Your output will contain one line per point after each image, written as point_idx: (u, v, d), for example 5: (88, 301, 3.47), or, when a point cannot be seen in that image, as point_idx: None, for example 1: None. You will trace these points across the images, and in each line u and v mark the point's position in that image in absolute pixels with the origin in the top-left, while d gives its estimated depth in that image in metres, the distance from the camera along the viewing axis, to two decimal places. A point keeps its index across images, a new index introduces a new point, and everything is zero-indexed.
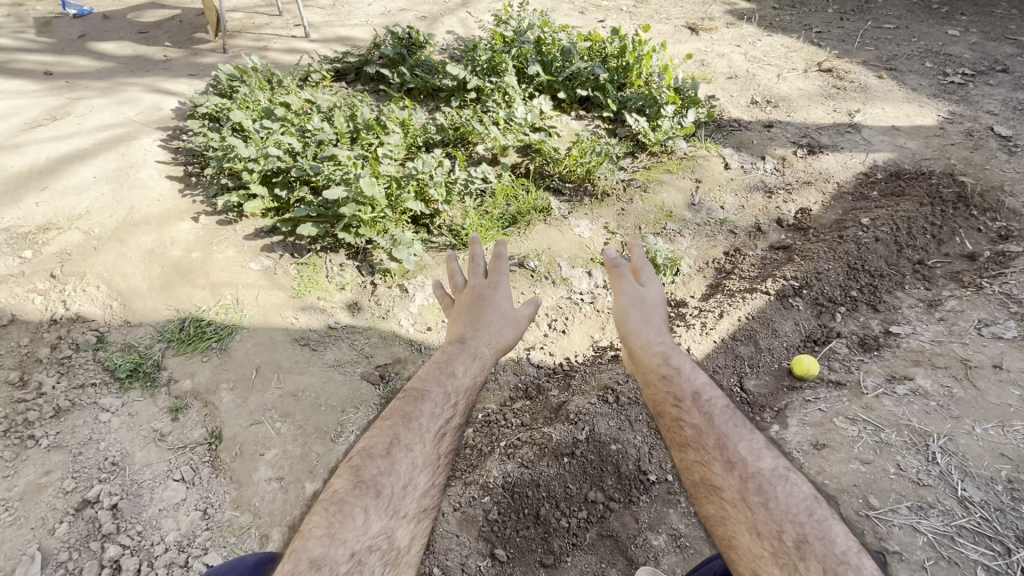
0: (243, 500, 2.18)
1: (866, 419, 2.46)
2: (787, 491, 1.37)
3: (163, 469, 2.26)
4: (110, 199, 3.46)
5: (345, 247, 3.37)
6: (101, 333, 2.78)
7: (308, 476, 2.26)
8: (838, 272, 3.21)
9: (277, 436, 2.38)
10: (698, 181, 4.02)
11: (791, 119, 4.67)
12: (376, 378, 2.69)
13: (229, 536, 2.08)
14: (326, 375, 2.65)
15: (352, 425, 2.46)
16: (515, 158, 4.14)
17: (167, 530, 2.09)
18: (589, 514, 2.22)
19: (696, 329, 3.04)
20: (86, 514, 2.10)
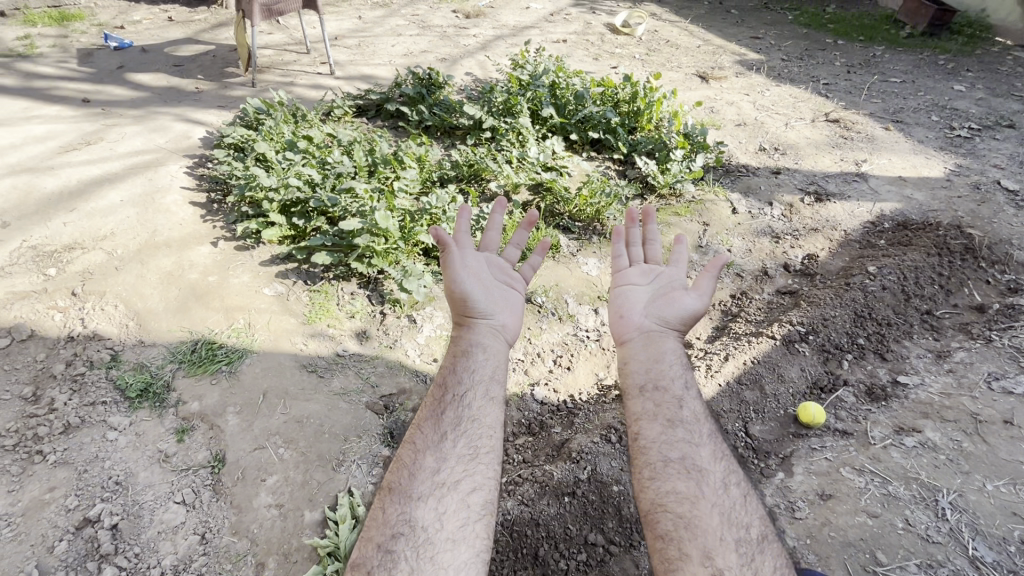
0: (241, 526, 2.15)
1: (873, 471, 2.42)
2: (743, 503, 1.63)
3: (165, 490, 2.26)
4: (135, 221, 3.60)
5: (357, 276, 3.45)
6: (115, 351, 2.85)
7: (307, 504, 2.23)
8: (846, 319, 3.21)
9: (279, 461, 2.37)
10: (705, 225, 4.10)
11: (798, 166, 4.77)
12: (380, 408, 2.70)
13: (225, 563, 2.05)
14: (331, 402, 2.67)
15: (354, 454, 2.45)
16: (526, 195, 4.23)
17: (164, 554, 2.07)
18: (589, 557, 2.18)
19: (700, 371, 3.00)
20: (86, 533, 2.11)
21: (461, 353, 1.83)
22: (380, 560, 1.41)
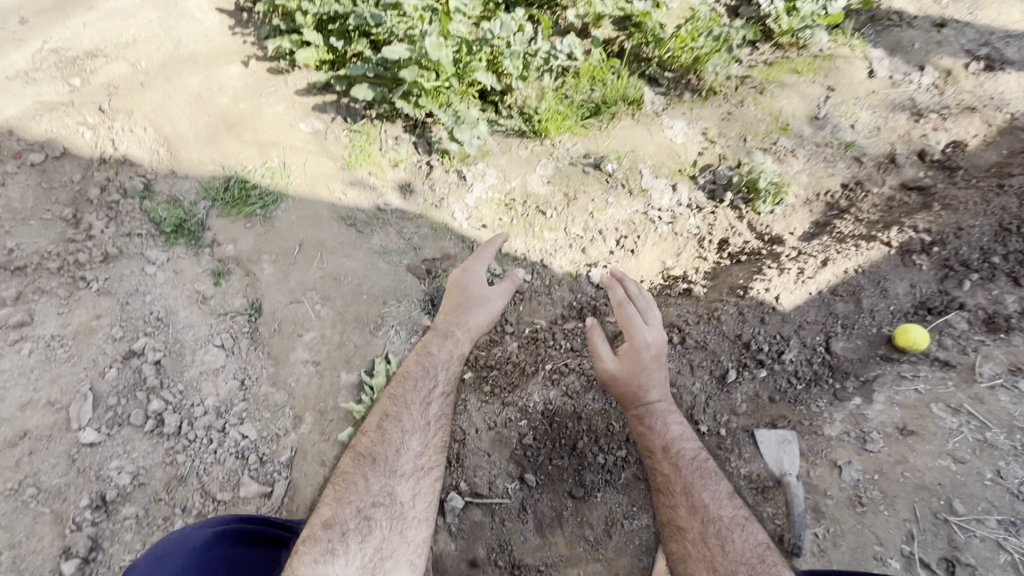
0: (279, 377, 2.12)
1: (971, 412, 2.06)
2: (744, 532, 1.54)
3: (206, 333, 2.23)
4: (157, 26, 3.09)
5: (403, 117, 2.96)
6: (148, 180, 2.64)
7: (344, 365, 2.16)
8: (984, 232, 2.43)
9: (316, 318, 2.26)
10: (831, 88, 3.25)
11: (979, 11, 3.53)
12: (421, 273, 2.48)
13: (263, 411, 2.06)
14: (370, 261, 2.46)
15: (392, 319, 2.31)
16: (610, 31, 3.45)
17: (207, 394, 2.09)
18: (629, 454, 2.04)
19: (790, 275, 2.48)
20: (133, 364, 2.14)
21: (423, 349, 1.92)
22: (355, 522, 1.44)
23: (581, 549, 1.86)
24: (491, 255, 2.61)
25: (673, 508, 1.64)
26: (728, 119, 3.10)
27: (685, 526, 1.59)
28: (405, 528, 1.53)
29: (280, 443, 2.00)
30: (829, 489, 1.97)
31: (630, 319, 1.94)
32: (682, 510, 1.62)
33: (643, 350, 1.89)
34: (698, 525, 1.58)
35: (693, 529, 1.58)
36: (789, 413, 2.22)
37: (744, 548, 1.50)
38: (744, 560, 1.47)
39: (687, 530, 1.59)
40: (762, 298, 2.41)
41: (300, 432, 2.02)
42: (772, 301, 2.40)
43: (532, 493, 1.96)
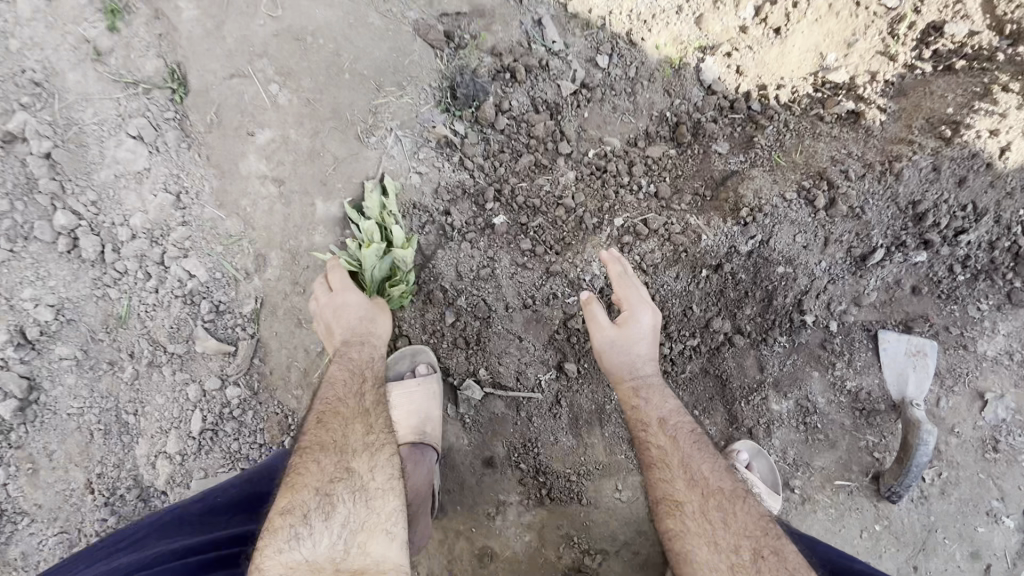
0: (227, 198, 1.48)
1: None
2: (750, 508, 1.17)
3: (112, 113, 1.45)
4: None
5: None
6: None
7: (319, 189, 1.48)
8: None
9: (273, 108, 1.47)
10: None
11: None
12: (438, 41, 1.54)
13: (214, 244, 1.48)
14: (353, 9, 1.48)
15: (389, 119, 1.51)
16: None
17: (132, 211, 1.46)
18: (700, 343, 1.58)
19: None
20: (17, 153, 1.39)
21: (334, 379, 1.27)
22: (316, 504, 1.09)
23: (623, 459, 1.48)
24: (549, 15, 1.59)
25: (665, 478, 1.22)
26: None
27: (681, 502, 1.19)
28: (373, 498, 1.14)
29: (239, 290, 1.49)
30: (958, 426, 1.51)
31: (625, 286, 1.33)
32: (675, 480, 1.21)
33: (640, 333, 1.30)
34: (696, 500, 1.19)
35: (693, 506, 1.18)
36: (934, 315, 1.59)
37: (746, 520, 1.15)
38: (748, 531, 1.14)
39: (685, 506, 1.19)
40: (978, 148, 1.41)
41: (265, 278, 1.50)
42: (992, 156, 1.41)
43: (571, 388, 1.49)
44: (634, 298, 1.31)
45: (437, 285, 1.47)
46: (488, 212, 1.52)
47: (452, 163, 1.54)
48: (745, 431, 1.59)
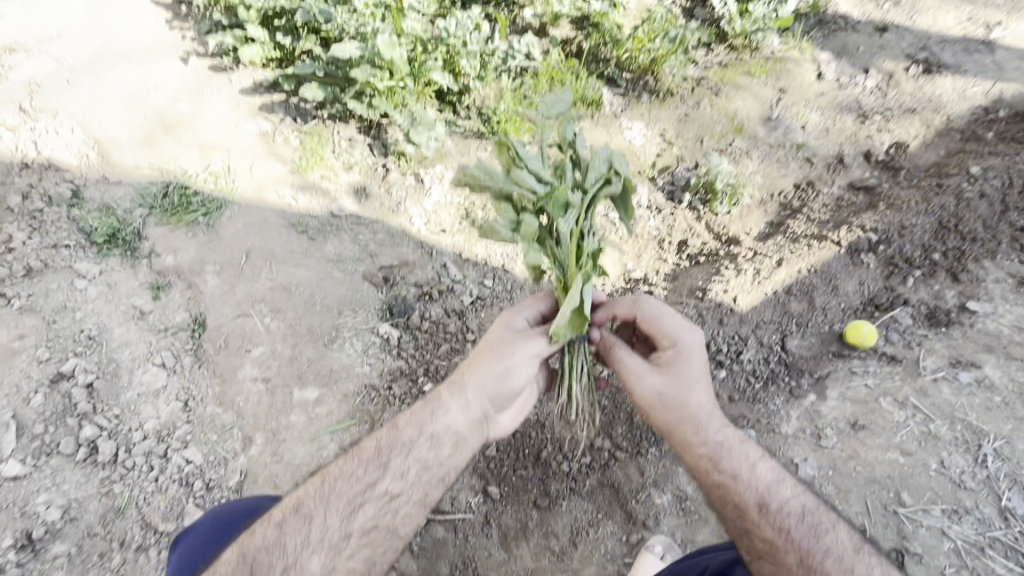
0: (226, 398, 2.02)
1: (916, 406, 2.18)
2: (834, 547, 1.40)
3: (143, 351, 2.08)
4: (87, 21, 2.93)
5: (355, 119, 2.89)
6: (76, 187, 2.45)
7: (297, 382, 2.07)
8: (926, 229, 2.66)
9: (266, 333, 2.15)
10: (781, 92, 3.34)
11: (912, 24, 3.77)
12: (379, 281, 2.40)
13: (210, 433, 1.95)
14: (324, 270, 2.37)
15: (349, 331, 2.22)
16: (567, 32, 3.45)
17: (146, 417, 1.95)
18: (592, 460, 2.09)
19: (746, 277, 2.61)
20: (62, 388, 1.96)
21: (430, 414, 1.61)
22: None
23: (547, 562, 1.90)
24: (449, 261, 2.52)
25: (730, 495, 1.51)
26: (685, 120, 3.17)
27: (744, 518, 1.49)
28: None
29: (228, 467, 1.90)
30: None
31: (663, 317, 1.77)
32: (728, 510, 1.51)
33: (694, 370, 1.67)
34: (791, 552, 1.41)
35: (760, 531, 1.45)
36: (748, 412, 2.27)
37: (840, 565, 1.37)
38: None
39: (753, 530, 1.46)
40: (720, 300, 2.52)
41: (250, 455, 1.93)
42: (729, 303, 2.52)
43: (497, 506, 2.00)
44: (670, 325, 1.74)
45: None
46: (421, 383, 2.16)
47: (392, 354, 2.22)
48: (641, 524, 1.96)
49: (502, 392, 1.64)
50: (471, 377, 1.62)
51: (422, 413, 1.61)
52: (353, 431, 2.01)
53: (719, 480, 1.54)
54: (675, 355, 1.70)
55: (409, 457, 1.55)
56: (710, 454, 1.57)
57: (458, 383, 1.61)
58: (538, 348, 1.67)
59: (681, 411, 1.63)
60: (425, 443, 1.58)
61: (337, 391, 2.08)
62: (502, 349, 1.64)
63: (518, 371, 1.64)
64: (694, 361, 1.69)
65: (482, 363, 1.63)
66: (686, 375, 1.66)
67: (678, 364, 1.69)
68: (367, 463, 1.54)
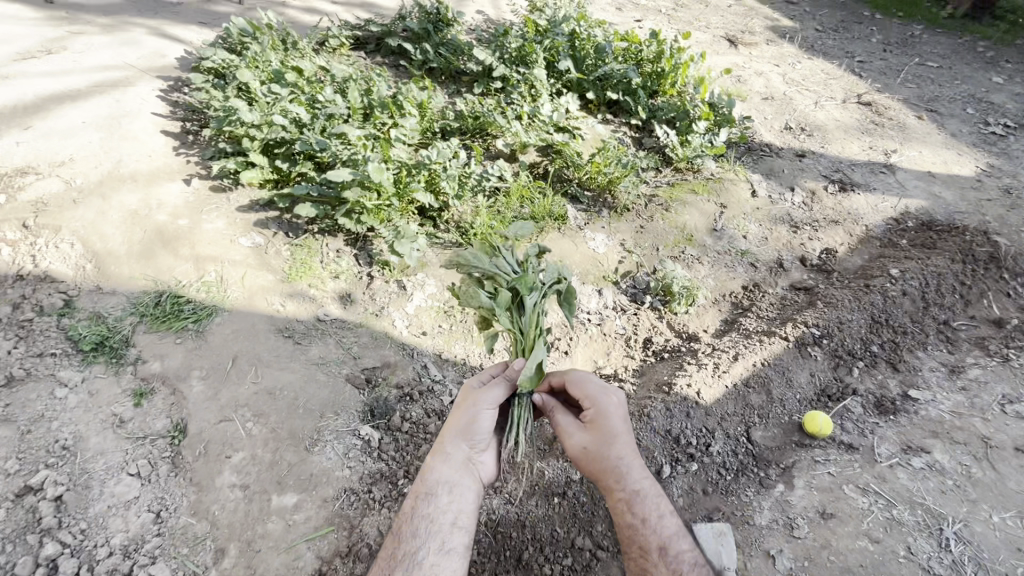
0: (201, 507, 1.99)
1: (878, 492, 2.28)
2: None
3: (119, 460, 2.07)
4: (98, 148, 3.21)
5: (344, 231, 3.17)
6: (70, 298, 2.56)
7: (275, 488, 2.08)
8: (862, 325, 2.99)
9: (247, 438, 2.19)
10: (722, 207, 3.82)
11: (825, 151, 4.44)
12: (361, 383, 2.50)
13: (181, 546, 1.90)
14: (308, 372, 2.46)
15: (330, 434, 2.27)
16: (534, 157, 3.92)
17: (113, 532, 1.90)
18: (574, 561, 2.07)
19: (707, 370, 2.76)
20: (27, 502, 1.90)
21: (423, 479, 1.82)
22: None
23: None
24: (430, 361, 2.69)
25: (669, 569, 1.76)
26: (641, 232, 3.56)
27: (645, 558, 1.79)
28: None
29: None
30: None
31: (583, 382, 2.07)
32: (633, 550, 1.83)
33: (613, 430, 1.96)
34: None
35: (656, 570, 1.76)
36: (722, 505, 2.31)
37: None
38: None
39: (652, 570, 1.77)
40: (685, 393, 2.63)
41: (221, 568, 1.87)
42: (694, 396, 2.64)
43: None
44: (589, 389, 2.04)
45: (363, 544, 1.99)
46: (401, 485, 2.20)
47: (372, 456, 2.26)
48: None
49: (474, 432, 1.95)
50: (445, 435, 1.93)
51: (415, 485, 1.83)
52: (331, 538, 1.99)
53: (629, 522, 1.86)
54: (595, 416, 1.99)
55: (416, 519, 1.73)
56: (626, 499, 1.88)
57: (436, 444, 1.90)
58: (496, 395, 2.01)
59: (603, 462, 1.93)
60: (424, 504, 1.76)
61: (316, 497, 2.09)
62: (466, 403, 1.98)
63: (484, 416, 1.97)
64: (610, 420, 1.97)
65: (453, 421, 1.96)
66: (606, 432, 1.95)
67: (598, 423, 1.97)
68: (387, 545, 1.69)
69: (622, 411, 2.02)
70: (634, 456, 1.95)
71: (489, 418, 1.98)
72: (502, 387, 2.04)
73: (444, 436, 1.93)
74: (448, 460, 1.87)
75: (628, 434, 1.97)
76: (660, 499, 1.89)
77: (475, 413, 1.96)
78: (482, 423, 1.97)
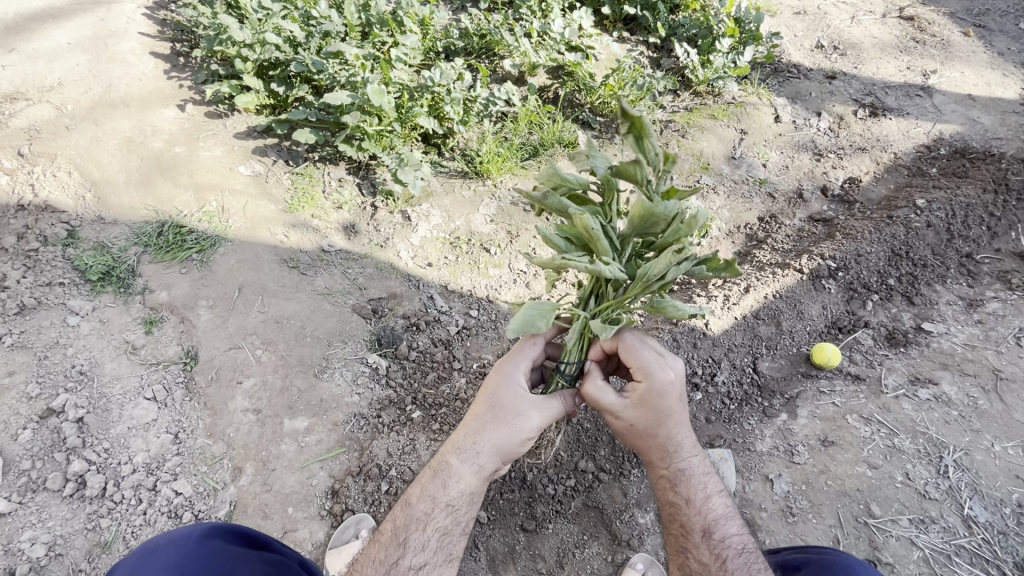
0: (217, 429, 2.08)
1: (881, 421, 2.29)
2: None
3: (135, 385, 2.13)
4: (86, 71, 3.05)
5: (345, 160, 3.08)
6: (72, 227, 2.53)
7: (287, 412, 2.14)
8: (881, 257, 2.88)
9: (257, 364, 2.24)
10: (743, 133, 3.61)
11: (857, 71, 4.12)
12: (367, 313, 2.51)
13: (200, 465, 2.00)
14: (315, 302, 2.47)
15: (338, 361, 2.32)
16: (544, 80, 3.70)
17: (136, 451, 1.98)
18: (577, 483, 2.15)
19: (717, 302, 2.72)
20: (50, 424, 1.97)
21: (443, 484, 1.60)
22: None
23: None
24: (436, 292, 2.67)
25: (680, 517, 1.68)
26: None
27: (687, 538, 1.66)
28: None
29: (217, 498, 1.93)
30: (762, 502, 2.10)
31: (637, 351, 1.65)
32: (674, 527, 1.70)
33: (668, 409, 1.64)
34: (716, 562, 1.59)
35: (697, 554, 1.63)
36: (724, 432, 2.36)
37: None
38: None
39: (692, 551, 1.64)
40: (693, 324, 2.60)
41: (238, 484, 1.97)
42: (702, 327, 2.61)
43: (484, 529, 2.04)
44: (647, 361, 1.62)
45: (373, 464, 2.06)
46: (409, 411, 2.25)
47: (381, 383, 2.31)
48: (626, 544, 2.02)
49: (512, 451, 1.62)
50: (480, 440, 1.59)
51: (433, 485, 1.62)
52: (343, 458, 2.08)
53: (674, 501, 1.70)
54: (651, 394, 1.62)
55: (428, 530, 1.58)
56: (671, 478, 1.71)
57: (466, 447, 1.60)
58: (547, 417, 1.62)
59: (651, 439, 1.69)
60: (440, 515, 1.59)
61: (327, 421, 2.16)
62: (508, 414, 1.59)
63: (524, 434, 1.60)
64: (667, 401, 1.63)
65: (492, 429, 1.59)
66: (660, 411, 1.64)
67: (653, 403, 1.63)
68: (389, 545, 1.56)
69: (680, 386, 1.66)
70: (688, 432, 1.71)
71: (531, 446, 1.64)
72: (556, 409, 1.63)
73: (473, 437, 1.60)
74: (471, 470, 1.60)
75: (680, 412, 1.68)
76: (707, 475, 1.72)
77: (515, 431, 1.59)
78: (520, 441, 1.61)
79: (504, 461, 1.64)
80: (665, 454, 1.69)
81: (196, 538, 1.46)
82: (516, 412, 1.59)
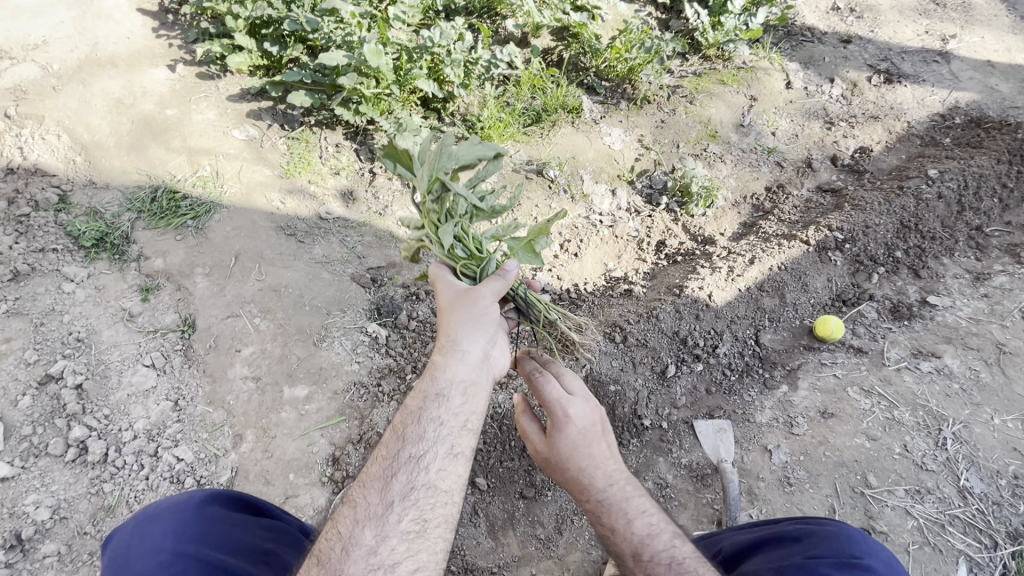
0: (216, 396, 2.08)
1: (882, 393, 2.28)
2: None
3: (133, 353, 2.12)
4: (70, 28, 2.92)
5: (342, 124, 2.98)
6: (63, 192, 2.48)
7: (286, 379, 2.14)
8: (889, 228, 2.82)
9: (255, 332, 2.22)
10: (753, 99, 3.48)
11: (873, 36, 3.95)
12: (366, 282, 2.48)
13: (201, 431, 2.00)
14: (313, 271, 2.44)
15: (337, 330, 2.30)
16: (548, 41, 3.56)
17: (136, 418, 1.99)
18: None
19: (721, 274, 2.68)
20: (50, 390, 1.97)
21: (434, 383, 1.53)
22: None
23: (533, 548, 1.98)
24: None
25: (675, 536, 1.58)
26: (662, 127, 3.31)
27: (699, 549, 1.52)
28: None
29: (218, 464, 1.95)
30: (760, 472, 2.11)
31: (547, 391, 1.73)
32: None
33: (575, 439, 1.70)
34: None
35: None
36: (724, 403, 2.35)
37: None
38: None
39: None
40: (696, 296, 2.56)
41: (240, 451, 1.98)
42: (705, 298, 2.56)
43: (484, 496, 2.06)
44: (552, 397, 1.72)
45: (373, 432, 2.06)
46: (409, 379, 2.23)
47: (380, 352, 2.30)
48: None
49: (489, 327, 1.62)
50: (455, 331, 1.58)
51: (427, 381, 1.55)
52: (343, 426, 2.08)
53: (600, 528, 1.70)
54: (556, 426, 1.71)
55: (424, 421, 1.48)
56: (595, 507, 1.71)
57: (446, 343, 1.56)
58: (497, 287, 1.66)
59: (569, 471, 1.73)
60: (436, 406, 1.50)
61: (327, 389, 2.15)
62: (466, 302, 1.62)
63: (484, 306, 1.61)
64: (569, 435, 1.70)
65: (456, 317, 1.60)
66: (570, 441, 1.70)
67: (561, 434, 1.71)
68: (389, 441, 1.49)
69: (586, 421, 1.72)
70: (604, 464, 1.72)
71: (499, 314, 1.65)
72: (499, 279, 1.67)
73: (446, 333, 1.60)
74: (456, 358, 1.55)
75: (592, 444, 1.71)
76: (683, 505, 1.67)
77: (474, 308, 1.60)
78: (483, 314, 1.61)
79: (486, 339, 1.60)
80: (587, 488, 1.71)
81: (195, 505, 1.47)
82: (469, 295, 1.63)
